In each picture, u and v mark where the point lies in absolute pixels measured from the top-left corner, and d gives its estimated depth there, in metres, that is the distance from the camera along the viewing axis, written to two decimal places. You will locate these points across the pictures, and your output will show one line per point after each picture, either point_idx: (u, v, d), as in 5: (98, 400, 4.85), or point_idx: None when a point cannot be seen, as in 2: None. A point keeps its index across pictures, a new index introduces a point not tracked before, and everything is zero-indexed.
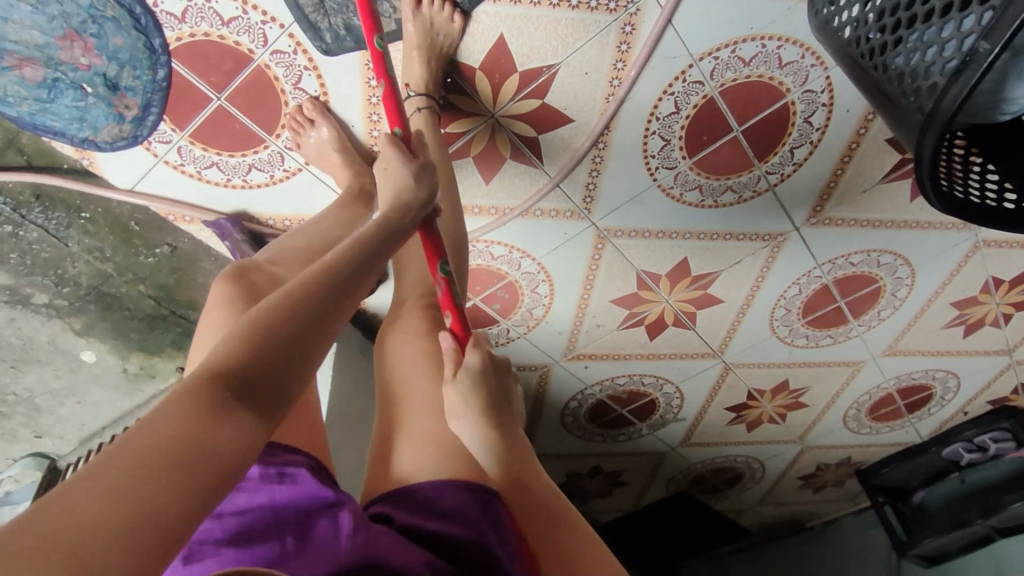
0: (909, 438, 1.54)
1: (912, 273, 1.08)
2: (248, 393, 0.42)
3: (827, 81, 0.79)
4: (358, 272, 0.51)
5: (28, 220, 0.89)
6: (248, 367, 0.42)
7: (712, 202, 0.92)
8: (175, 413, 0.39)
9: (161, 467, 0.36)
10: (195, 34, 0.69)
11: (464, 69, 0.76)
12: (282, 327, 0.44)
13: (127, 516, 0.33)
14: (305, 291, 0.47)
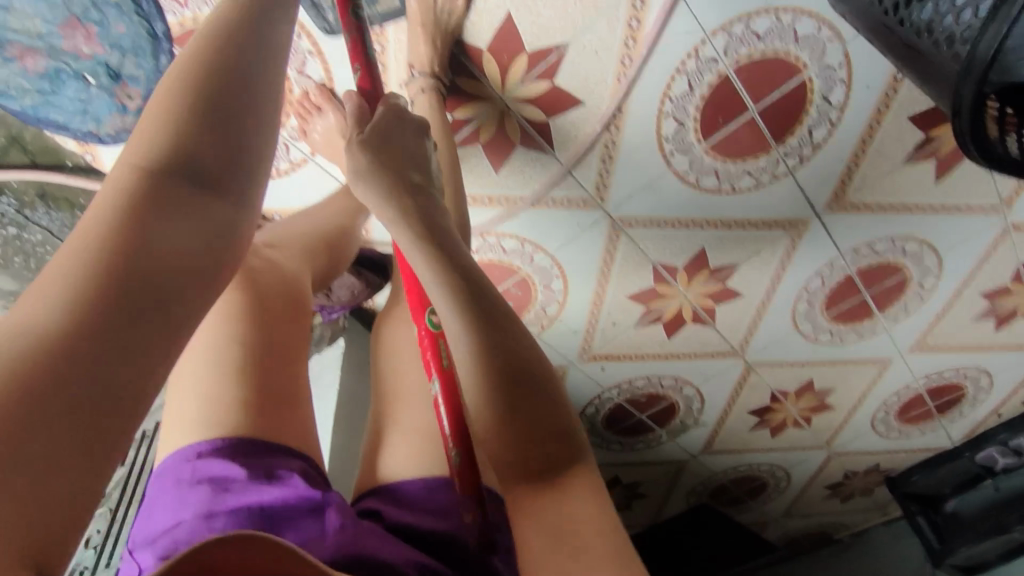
0: (941, 442, 1.48)
1: (939, 261, 1.04)
2: (196, 174, 0.42)
3: (845, 56, 0.77)
4: (259, 65, 0.48)
5: (33, 221, 0.88)
6: (192, 156, 0.42)
7: (730, 188, 0.89)
8: (118, 212, 0.38)
9: (120, 277, 0.35)
10: (198, 19, 0.68)
11: (470, 50, 0.75)
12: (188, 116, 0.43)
13: (86, 349, 0.32)
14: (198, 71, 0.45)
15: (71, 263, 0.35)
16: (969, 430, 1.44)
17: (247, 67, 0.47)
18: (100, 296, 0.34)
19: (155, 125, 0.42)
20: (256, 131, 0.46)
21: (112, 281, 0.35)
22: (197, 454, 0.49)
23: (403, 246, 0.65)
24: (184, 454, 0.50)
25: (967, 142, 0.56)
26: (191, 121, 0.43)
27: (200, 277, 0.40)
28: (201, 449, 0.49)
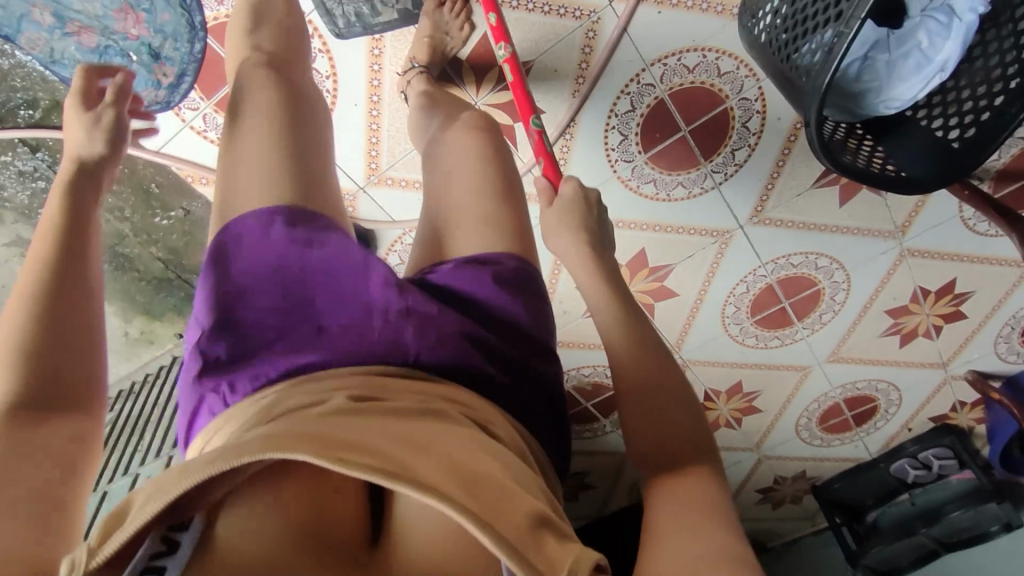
0: (860, 454, 1.63)
1: (847, 277, 1.21)
2: (46, 395, 0.53)
3: (760, 91, 0.94)
4: (77, 261, 0.61)
5: (61, 176, 1.01)
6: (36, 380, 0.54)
7: (666, 196, 1.05)
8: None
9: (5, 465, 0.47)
10: (231, 15, 0.83)
11: (459, 65, 0.91)
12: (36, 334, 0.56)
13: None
14: (35, 294, 0.57)
15: None
16: (885, 443, 1.59)
17: (78, 281, 0.60)
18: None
19: (3, 359, 0.54)
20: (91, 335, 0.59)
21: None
22: (247, 233, 0.54)
23: (540, 157, 0.78)
24: (238, 224, 0.55)
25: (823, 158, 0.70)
26: (35, 357, 0.55)
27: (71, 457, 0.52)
28: (250, 228, 0.55)
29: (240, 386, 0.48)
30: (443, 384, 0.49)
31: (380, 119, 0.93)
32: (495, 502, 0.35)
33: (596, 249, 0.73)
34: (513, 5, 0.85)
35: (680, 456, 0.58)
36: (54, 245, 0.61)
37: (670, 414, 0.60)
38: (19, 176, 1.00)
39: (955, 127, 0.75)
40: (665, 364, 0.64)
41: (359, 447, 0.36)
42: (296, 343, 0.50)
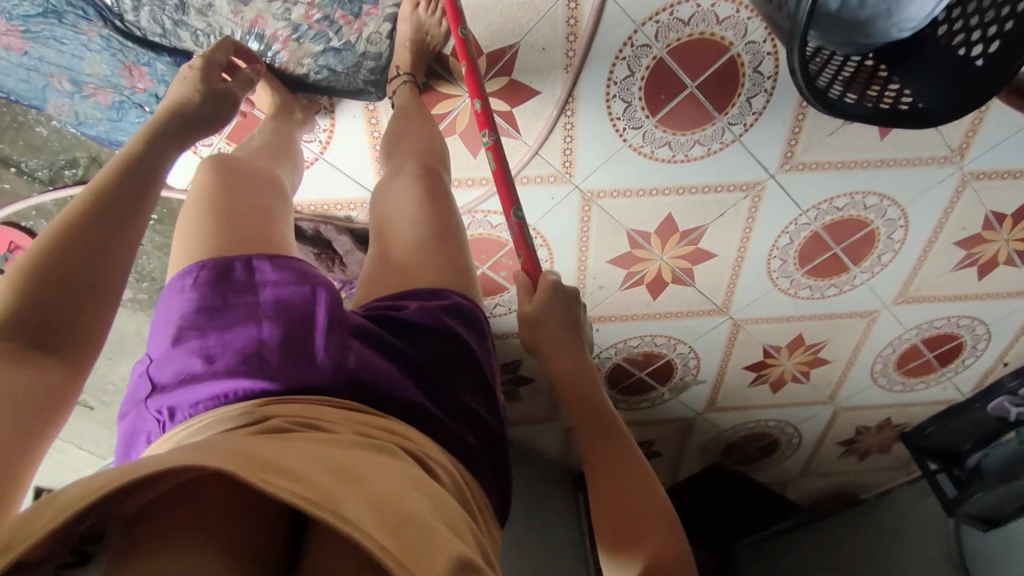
0: (951, 396, 1.51)
1: (903, 213, 1.11)
2: (29, 335, 0.50)
3: (766, 31, 0.87)
4: (116, 215, 0.58)
5: None
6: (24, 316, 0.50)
7: (684, 156, 1.00)
8: None
9: None
10: None
11: (446, 62, 0.91)
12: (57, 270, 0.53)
13: None
14: (65, 228, 0.55)
15: None
16: (979, 382, 1.47)
17: (111, 235, 0.57)
18: None
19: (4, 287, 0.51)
20: (102, 296, 0.55)
21: None
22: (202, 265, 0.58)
23: (520, 249, 0.79)
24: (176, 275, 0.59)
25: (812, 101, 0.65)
26: (37, 291, 0.52)
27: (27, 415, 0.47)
28: (201, 262, 0.59)
29: (178, 413, 0.50)
30: (376, 414, 0.51)
31: (381, 126, 0.95)
32: (426, 545, 0.37)
33: (577, 348, 0.74)
34: None
35: (659, 565, 0.55)
36: (115, 180, 0.60)
37: (649, 526, 0.59)
38: None
39: (979, 41, 0.67)
40: (644, 472, 0.63)
41: (288, 474, 0.38)
42: (233, 372, 0.51)
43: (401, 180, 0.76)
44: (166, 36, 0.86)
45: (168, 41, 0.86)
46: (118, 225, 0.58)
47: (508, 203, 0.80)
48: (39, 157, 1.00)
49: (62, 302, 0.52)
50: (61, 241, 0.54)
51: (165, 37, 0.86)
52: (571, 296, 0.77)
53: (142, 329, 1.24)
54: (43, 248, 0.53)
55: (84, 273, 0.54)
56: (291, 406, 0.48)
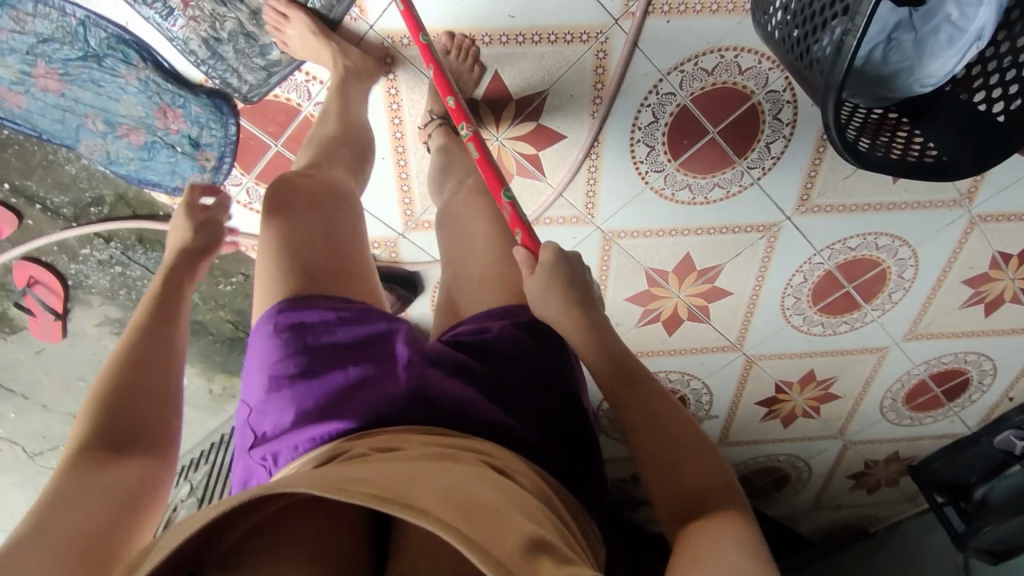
0: (958, 429, 1.53)
1: (914, 254, 1.14)
2: (112, 442, 0.60)
3: (787, 81, 0.90)
4: (168, 322, 0.70)
5: (134, 261, 1.11)
6: (104, 424, 0.60)
7: (703, 199, 1.03)
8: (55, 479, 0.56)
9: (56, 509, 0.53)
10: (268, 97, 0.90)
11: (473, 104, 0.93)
12: (123, 378, 0.63)
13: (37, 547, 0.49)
14: (126, 349, 0.66)
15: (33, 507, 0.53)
16: (985, 416, 1.49)
17: (163, 341, 0.68)
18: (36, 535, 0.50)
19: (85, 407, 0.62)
20: (166, 394, 0.65)
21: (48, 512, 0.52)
22: (273, 309, 0.61)
23: (517, 226, 0.72)
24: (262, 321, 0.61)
25: (841, 151, 0.66)
26: (109, 405, 0.62)
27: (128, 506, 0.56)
28: (279, 305, 0.61)
29: (281, 458, 0.53)
30: (455, 435, 0.53)
31: (409, 168, 0.96)
32: (490, 524, 0.37)
33: (586, 304, 0.69)
34: (518, 40, 0.86)
35: (703, 497, 0.57)
36: (156, 295, 0.72)
37: (688, 466, 0.59)
38: (98, 265, 1.10)
39: (1000, 98, 0.70)
40: (677, 420, 0.63)
41: (361, 481, 0.39)
42: (324, 414, 0.53)
43: (462, 196, 0.85)
44: (235, 86, 0.87)
45: (253, 91, 0.88)
46: (172, 331, 0.69)
47: (497, 186, 0.73)
48: (65, 195, 1.01)
49: (125, 413, 0.62)
50: (122, 364, 0.64)
51: (237, 88, 0.87)
52: (573, 256, 0.70)
53: None
54: (113, 367, 0.64)
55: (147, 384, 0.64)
56: (372, 438, 0.50)
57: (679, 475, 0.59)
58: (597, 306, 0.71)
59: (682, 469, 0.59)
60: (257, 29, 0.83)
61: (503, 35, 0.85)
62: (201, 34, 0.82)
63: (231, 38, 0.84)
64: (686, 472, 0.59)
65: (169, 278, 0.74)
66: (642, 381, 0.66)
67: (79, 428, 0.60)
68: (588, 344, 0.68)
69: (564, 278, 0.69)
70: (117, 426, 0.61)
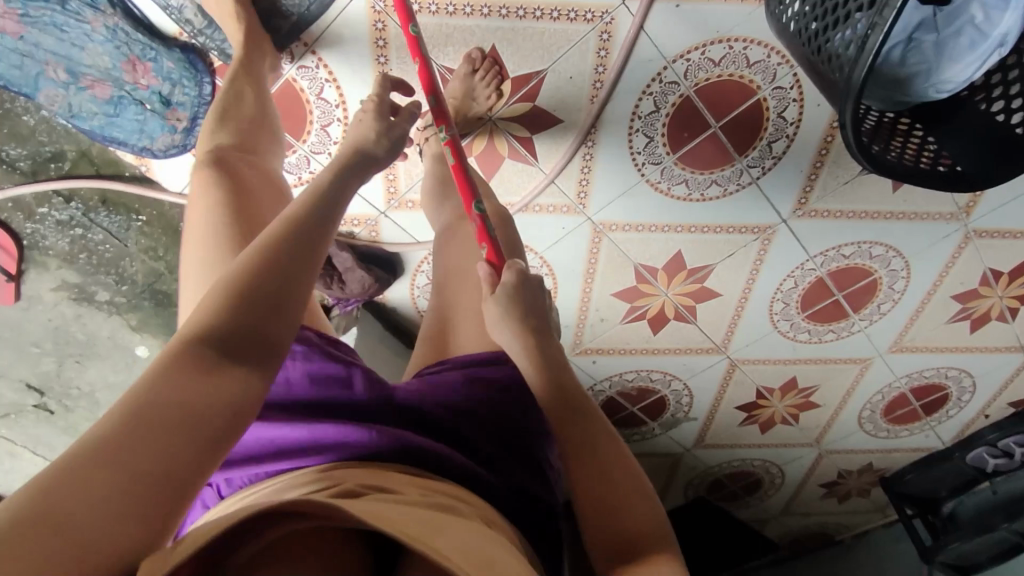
0: (932, 443, 1.53)
1: (907, 265, 1.12)
2: (224, 351, 0.49)
3: (795, 78, 0.87)
4: (320, 231, 0.58)
5: (96, 223, 1.04)
6: (221, 327, 0.50)
7: (699, 196, 0.99)
8: (149, 375, 0.46)
9: (144, 419, 0.43)
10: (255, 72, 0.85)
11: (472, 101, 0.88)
12: (256, 278, 0.52)
13: (104, 466, 0.39)
14: (272, 244, 0.55)
15: (118, 405, 0.43)
16: (959, 432, 1.48)
17: (309, 251, 0.56)
18: (111, 447, 0.40)
19: (210, 297, 0.51)
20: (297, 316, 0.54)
21: (132, 418, 0.42)
22: None
23: (483, 240, 0.71)
24: None
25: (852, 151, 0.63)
26: (233, 304, 0.51)
27: (213, 442, 0.45)
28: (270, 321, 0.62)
29: (236, 479, 0.52)
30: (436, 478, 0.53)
31: None
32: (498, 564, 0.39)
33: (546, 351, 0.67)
34: (519, 14, 0.80)
35: (640, 538, 0.53)
36: (316, 196, 0.61)
37: (639, 510, 0.55)
38: (57, 226, 1.03)
39: (1019, 109, 0.67)
40: (630, 472, 0.58)
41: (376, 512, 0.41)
42: (292, 438, 0.53)
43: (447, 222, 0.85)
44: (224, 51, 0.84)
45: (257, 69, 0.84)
46: (320, 240, 0.58)
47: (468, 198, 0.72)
48: (22, 148, 0.94)
49: (249, 322, 0.50)
50: (258, 259, 0.53)
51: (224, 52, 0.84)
52: (537, 283, 0.70)
53: (117, 335, 1.17)
54: (250, 260, 0.53)
55: (276, 296, 0.52)
56: (356, 473, 0.49)
57: (618, 516, 0.55)
58: (552, 339, 0.69)
59: (621, 512, 0.55)
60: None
61: (503, 8, 0.79)
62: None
63: (226, 6, 0.78)
64: (624, 512, 0.55)
65: (331, 185, 0.63)
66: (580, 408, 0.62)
67: (198, 318, 0.50)
68: (555, 388, 0.64)
69: (527, 300, 0.68)
70: (231, 337, 0.49)
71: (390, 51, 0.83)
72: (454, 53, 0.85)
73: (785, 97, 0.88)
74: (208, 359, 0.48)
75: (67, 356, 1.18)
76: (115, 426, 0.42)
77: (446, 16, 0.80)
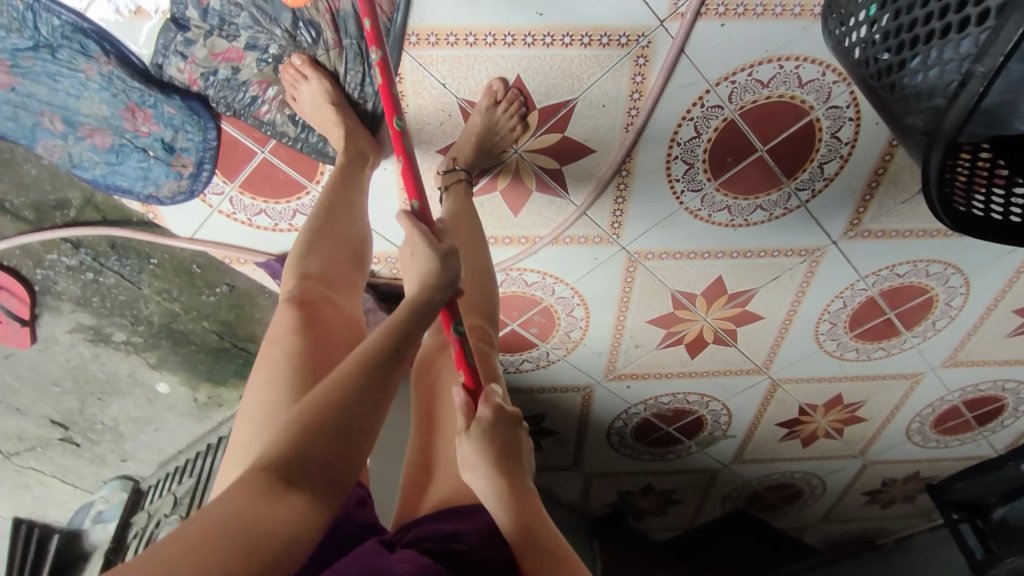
0: (983, 451, 1.45)
1: (967, 281, 1.03)
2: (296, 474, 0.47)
3: (852, 96, 0.78)
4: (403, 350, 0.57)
5: (106, 267, 0.98)
6: (293, 452, 0.48)
7: (742, 221, 0.92)
8: (223, 502, 0.44)
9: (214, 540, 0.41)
10: (270, 134, 0.80)
11: (497, 145, 0.81)
12: (334, 402, 0.51)
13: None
14: (356, 362, 0.54)
15: (196, 524, 0.42)
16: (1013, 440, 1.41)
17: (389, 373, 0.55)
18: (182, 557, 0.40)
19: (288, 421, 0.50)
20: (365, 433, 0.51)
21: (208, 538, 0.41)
22: None
23: (460, 366, 0.64)
24: None
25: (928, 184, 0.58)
26: (314, 423, 0.49)
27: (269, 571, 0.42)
28: None
29: None
30: None
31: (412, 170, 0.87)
32: None
33: (527, 508, 0.60)
34: (547, 42, 0.73)
35: None
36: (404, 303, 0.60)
37: None
38: (68, 270, 0.97)
39: None
40: None
41: None
42: None
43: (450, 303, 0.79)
44: (255, 117, 0.79)
45: (275, 128, 0.80)
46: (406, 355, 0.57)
47: (446, 318, 0.64)
48: (25, 197, 0.88)
49: (325, 446, 0.49)
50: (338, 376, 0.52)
51: (255, 118, 0.79)
52: (516, 423, 0.64)
53: (138, 373, 1.09)
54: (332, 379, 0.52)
55: (353, 422, 0.50)
56: None
57: None
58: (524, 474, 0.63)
59: None
60: (288, 62, 0.76)
61: (528, 36, 0.72)
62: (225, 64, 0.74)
63: (256, 68, 0.76)
64: None
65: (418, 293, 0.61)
66: (552, 553, 0.57)
67: (275, 440, 0.49)
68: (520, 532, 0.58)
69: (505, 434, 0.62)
70: (304, 466, 0.48)
71: (406, 88, 0.76)
72: (474, 85, 0.77)
73: (842, 113, 0.80)
74: (279, 480, 0.47)
75: (88, 394, 1.09)
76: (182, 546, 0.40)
77: (467, 47, 0.73)
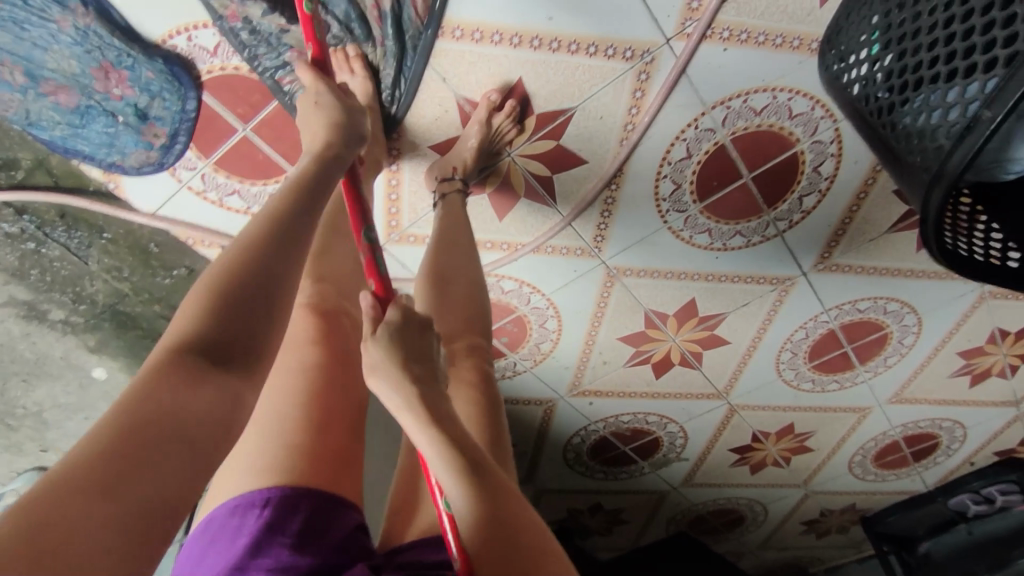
0: (915, 486, 1.52)
1: (918, 321, 1.08)
2: (209, 350, 0.42)
3: (836, 133, 0.81)
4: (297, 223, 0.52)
5: (51, 238, 0.88)
6: (199, 333, 0.43)
7: (721, 245, 0.93)
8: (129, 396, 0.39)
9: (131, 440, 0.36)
10: (265, 109, 0.78)
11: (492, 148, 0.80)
12: (235, 272, 0.46)
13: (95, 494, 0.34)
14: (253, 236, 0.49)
15: (111, 421, 0.37)
16: (942, 477, 1.48)
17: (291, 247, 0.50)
18: (100, 466, 0.34)
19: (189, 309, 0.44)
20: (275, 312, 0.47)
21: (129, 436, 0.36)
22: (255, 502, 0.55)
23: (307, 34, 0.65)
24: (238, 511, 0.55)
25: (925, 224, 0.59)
26: (215, 307, 0.44)
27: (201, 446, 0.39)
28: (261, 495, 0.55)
29: None
30: None
31: (401, 174, 0.85)
32: None
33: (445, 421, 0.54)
34: (553, 47, 0.72)
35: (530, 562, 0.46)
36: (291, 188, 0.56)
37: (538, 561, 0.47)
38: (7, 239, 0.86)
39: None
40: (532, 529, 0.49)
41: None
42: None
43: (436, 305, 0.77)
44: (276, 81, 0.75)
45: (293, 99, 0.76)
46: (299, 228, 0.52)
47: None
48: None
49: (241, 309, 0.44)
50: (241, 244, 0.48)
51: (275, 83, 0.75)
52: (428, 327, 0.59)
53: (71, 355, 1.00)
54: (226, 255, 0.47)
55: (259, 287, 0.46)
56: None
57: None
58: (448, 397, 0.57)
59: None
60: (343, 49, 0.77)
61: (536, 39, 0.71)
62: (262, 5, 0.69)
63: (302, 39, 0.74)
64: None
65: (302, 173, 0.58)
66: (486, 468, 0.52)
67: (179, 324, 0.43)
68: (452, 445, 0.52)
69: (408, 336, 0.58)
70: (211, 340, 0.43)
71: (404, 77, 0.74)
72: (474, 85, 0.76)
73: (826, 148, 0.83)
74: (195, 364, 0.41)
75: (12, 374, 0.98)
76: (96, 453, 0.35)
77: (473, 43, 0.71)
